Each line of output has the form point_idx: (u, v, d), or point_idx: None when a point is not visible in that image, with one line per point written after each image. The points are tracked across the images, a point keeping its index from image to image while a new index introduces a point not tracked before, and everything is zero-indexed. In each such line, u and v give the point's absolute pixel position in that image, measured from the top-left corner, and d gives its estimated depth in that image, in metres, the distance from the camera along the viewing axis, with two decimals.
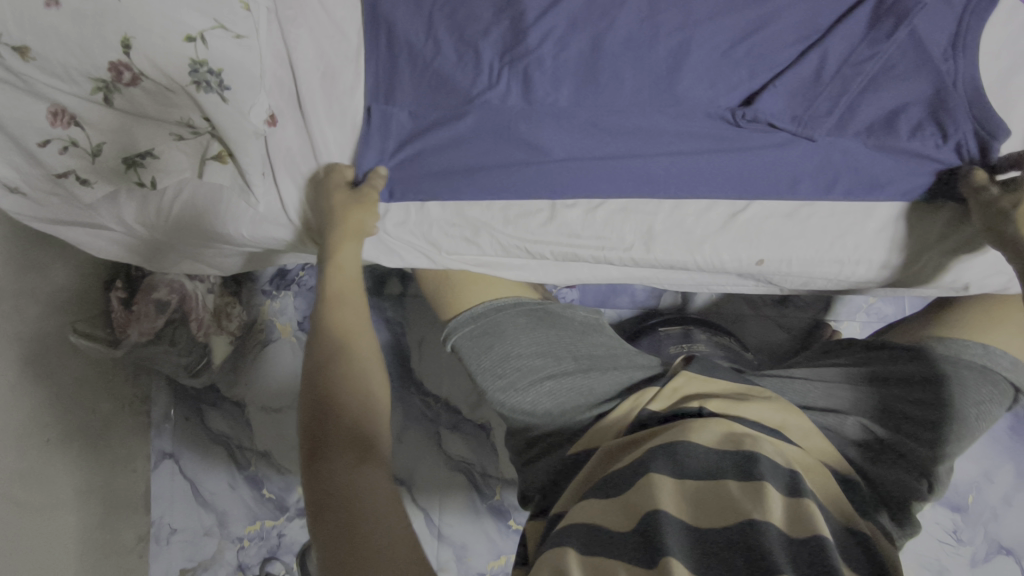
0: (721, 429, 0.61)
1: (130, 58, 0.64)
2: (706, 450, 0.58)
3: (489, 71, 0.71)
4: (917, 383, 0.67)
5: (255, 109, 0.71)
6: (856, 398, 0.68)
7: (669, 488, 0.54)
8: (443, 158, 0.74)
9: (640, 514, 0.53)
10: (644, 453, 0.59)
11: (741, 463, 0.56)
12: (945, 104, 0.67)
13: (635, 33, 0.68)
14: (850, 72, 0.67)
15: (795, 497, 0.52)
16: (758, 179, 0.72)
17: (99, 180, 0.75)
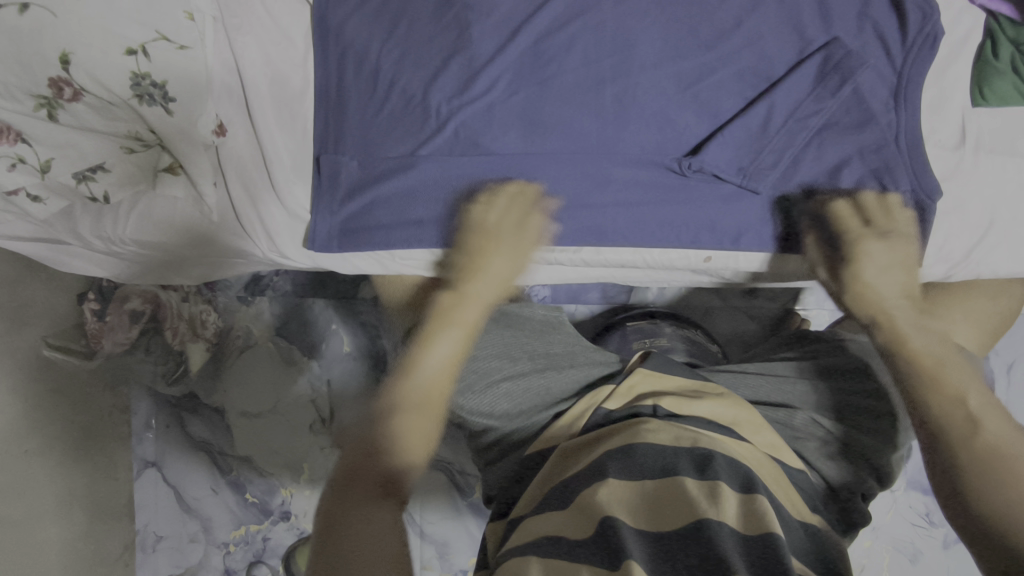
0: (675, 429, 0.61)
1: (69, 75, 0.65)
2: (664, 450, 0.58)
3: (436, 121, 0.70)
4: (861, 377, 0.71)
5: (203, 118, 0.72)
6: (806, 392, 0.71)
7: (627, 493, 0.53)
8: (392, 209, 0.72)
9: (600, 516, 0.51)
10: (600, 455, 0.59)
11: (696, 463, 0.56)
12: (887, 159, 0.66)
13: (581, 79, 0.68)
14: (795, 127, 0.67)
15: (749, 496, 0.52)
16: (707, 231, 0.69)
17: (51, 196, 0.75)
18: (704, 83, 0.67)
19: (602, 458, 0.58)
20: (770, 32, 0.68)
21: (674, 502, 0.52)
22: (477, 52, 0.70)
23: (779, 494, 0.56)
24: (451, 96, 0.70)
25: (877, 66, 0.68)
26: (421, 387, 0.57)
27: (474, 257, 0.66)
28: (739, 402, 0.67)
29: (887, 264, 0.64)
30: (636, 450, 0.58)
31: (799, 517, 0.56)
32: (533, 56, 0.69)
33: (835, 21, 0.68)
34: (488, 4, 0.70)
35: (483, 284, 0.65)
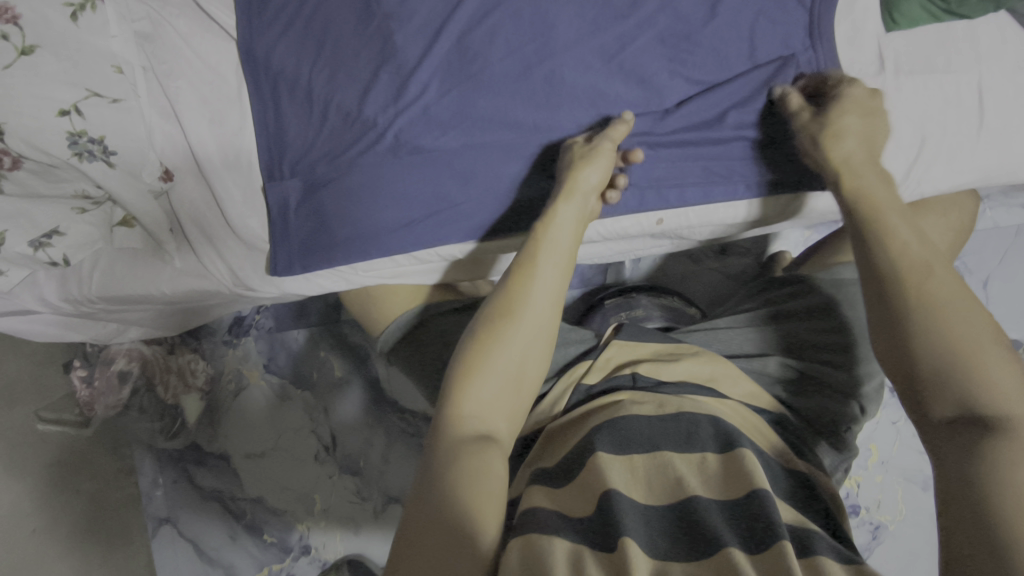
0: (656, 395, 0.61)
1: (6, 144, 0.65)
2: (648, 420, 0.56)
3: (376, 131, 0.71)
4: (819, 312, 0.73)
5: (146, 168, 0.73)
6: (772, 336, 0.73)
7: (619, 468, 0.51)
8: (350, 223, 0.72)
9: (595, 496, 0.49)
10: (589, 430, 0.57)
11: (680, 425, 0.55)
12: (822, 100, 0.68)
13: (509, 68, 0.69)
14: (722, 78, 0.69)
15: (731, 452, 0.52)
16: (667, 193, 0.70)
17: (13, 267, 0.75)
18: (627, 53, 0.69)
19: (589, 434, 0.56)
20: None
21: (665, 478, 0.51)
22: (404, 59, 0.71)
23: (766, 446, 0.57)
24: (385, 105, 0.71)
25: (786, 10, 0.68)
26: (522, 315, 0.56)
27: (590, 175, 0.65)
28: (707, 357, 0.68)
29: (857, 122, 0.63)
30: (620, 422, 0.56)
31: (788, 467, 0.56)
32: (459, 55, 0.70)
33: None
34: (407, 13, 0.71)
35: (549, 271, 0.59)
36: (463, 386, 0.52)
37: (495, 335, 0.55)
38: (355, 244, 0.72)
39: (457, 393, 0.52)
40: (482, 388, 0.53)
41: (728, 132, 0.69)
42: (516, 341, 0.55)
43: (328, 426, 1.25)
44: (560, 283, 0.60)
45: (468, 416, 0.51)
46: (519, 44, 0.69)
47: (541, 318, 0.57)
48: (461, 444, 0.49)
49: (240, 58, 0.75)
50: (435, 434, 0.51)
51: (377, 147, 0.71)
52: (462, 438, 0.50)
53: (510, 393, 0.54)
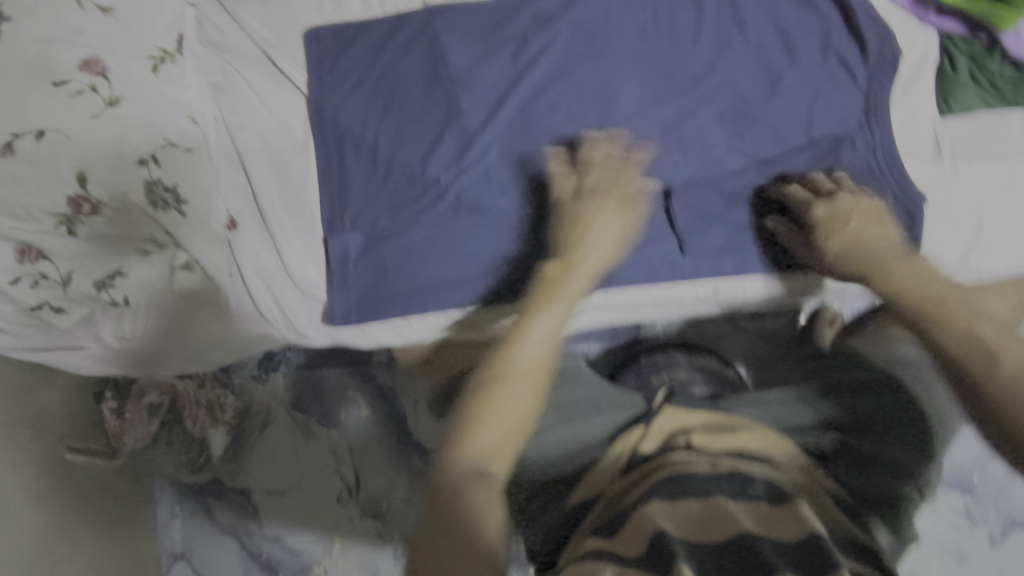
0: (706, 453, 0.61)
1: (87, 191, 0.67)
2: (704, 476, 0.56)
3: (437, 189, 0.74)
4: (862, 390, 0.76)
5: (215, 216, 0.74)
6: (821, 412, 0.74)
7: (667, 510, 0.52)
8: (407, 278, 0.74)
9: (648, 535, 0.49)
10: (648, 486, 0.57)
11: (731, 480, 0.56)
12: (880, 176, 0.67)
13: (569, 135, 0.72)
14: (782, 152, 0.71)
15: (787, 505, 0.53)
16: (726, 266, 0.68)
17: (73, 306, 0.76)
18: (687, 125, 0.70)
19: (646, 492, 0.56)
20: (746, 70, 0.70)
21: (710, 514, 0.51)
22: (467, 122, 0.74)
23: (827, 516, 0.56)
24: (448, 165, 0.74)
25: (843, 94, 0.70)
26: (530, 356, 0.55)
27: (575, 229, 0.64)
28: (766, 432, 0.68)
29: (601, 247, 0.64)
30: (676, 477, 0.57)
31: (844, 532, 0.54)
32: (521, 120, 0.73)
33: (802, 50, 0.71)
34: (474, 80, 0.74)
35: (557, 308, 0.58)
36: (472, 422, 0.51)
37: (500, 380, 0.53)
38: (411, 298, 0.75)
39: (461, 436, 0.51)
40: (475, 439, 0.50)
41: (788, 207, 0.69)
42: (515, 385, 0.53)
43: (351, 467, 1.25)
44: (547, 342, 0.57)
45: (467, 459, 0.50)
46: (579, 112, 0.72)
47: (538, 372, 0.55)
48: (467, 503, 0.47)
49: (309, 113, 0.78)
50: (436, 481, 0.49)
51: (437, 204, 0.74)
52: (463, 481, 0.48)
53: (510, 433, 0.52)
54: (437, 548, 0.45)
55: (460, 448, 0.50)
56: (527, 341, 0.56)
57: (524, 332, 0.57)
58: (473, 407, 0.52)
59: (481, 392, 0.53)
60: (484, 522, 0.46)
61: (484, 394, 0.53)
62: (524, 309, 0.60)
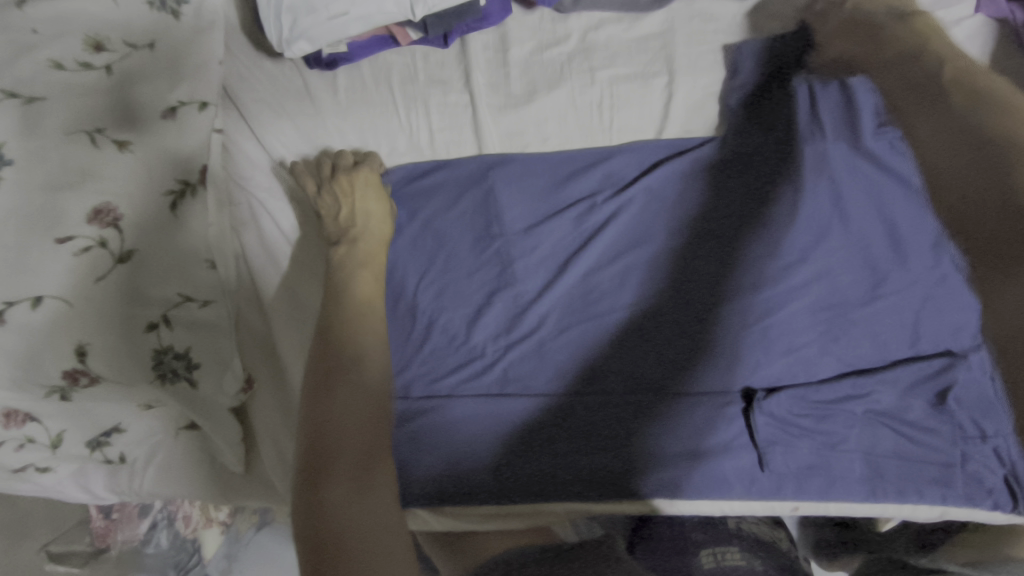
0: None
1: (87, 364, 0.58)
2: None
3: (482, 363, 0.66)
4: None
5: (229, 380, 0.65)
6: None
7: None
8: (441, 466, 0.64)
9: None
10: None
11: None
12: (991, 405, 0.58)
13: (636, 315, 0.65)
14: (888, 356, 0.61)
15: None
16: (809, 486, 0.59)
17: (62, 463, 0.68)
18: (771, 319, 0.62)
19: None
20: (835, 259, 0.64)
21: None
22: (521, 290, 0.67)
23: None
24: (496, 335, 0.66)
25: (955, 300, 0.61)
26: (361, 379, 0.57)
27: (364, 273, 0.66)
28: None
29: (379, 219, 0.69)
30: None
31: None
32: (582, 293, 0.66)
33: (909, 251, 0.63)
34: (528, 243, 0.68)
35: (372, 344, 0.61)
36: (330, 425, 0.53)
37: (323, 398, 0.55)
38: (440, 491, 0.63)
39: (332, 459, 0.51)
40: (346, 396, 0.55)
41: (892, 426, 0.59)
42: (354, 408, 0.54)
43: None
44: (358, 292, 0.64)
45: (333, 480, 0.49)
46: (647, 289, 0.66)
47: (369, 345, 0.60)
48: (346, 463, 0.51)
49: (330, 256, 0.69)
50: (309, 491, 0.49)
51: (481, 381, 0.65)
52: (341, 492, 0.48)
53: (377, 425, 0.54)
54: (353, 507, 0.48)
55: (336, 479, 0.49)
56: (346, 338, 0.60)
57: (339, 343, 0.59)
58: (358, 444, 0.52)
59: (355, 414, 0.54)
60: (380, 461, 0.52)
61: (355, 402, 0.55)
62: (333, 286, 0.64)
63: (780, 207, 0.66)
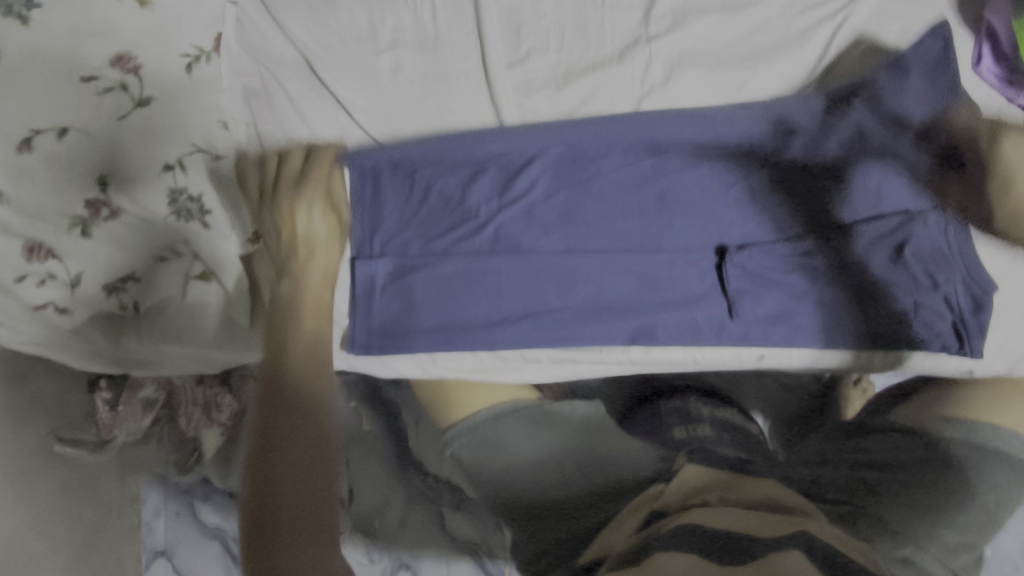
0: (731, 510, 0.59)
1: (108, 196, 0.64)
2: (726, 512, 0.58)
3: (477, 222, 0.70)
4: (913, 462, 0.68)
5: (236, 229, 0.70)
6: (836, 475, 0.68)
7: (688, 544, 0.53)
8: (438, 313, 0.69)
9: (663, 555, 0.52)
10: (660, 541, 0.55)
11: (747, 540, 0.53)
12: (946, 256, 0.63)
13: (621, 179, 0.70)
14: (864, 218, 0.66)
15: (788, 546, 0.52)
16: (775, 333, 0.64)
17: (79, 308, 0.72)
18: (740, 178, 0.69)
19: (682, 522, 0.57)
20: (820, 141, 0.68)
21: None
22: (513, 156, 0.71)
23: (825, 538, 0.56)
24: (489, 197, 0.70)
25: (920, 161, 0.66)
26: (294, 381, 0.54)
27: (301, 242, 0.65)
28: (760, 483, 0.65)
29: (322, 248, 0.65)
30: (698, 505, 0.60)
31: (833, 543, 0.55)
32: (568, 163, 0.70)
33: (878, 122, 0.67)
34: (521, 114, 0.72)
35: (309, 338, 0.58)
36: (267, 443, 0.49)
37: (261, 417, 0.51)
38: (437, 334, 0.69)
39: (278, 467, 0.48)
40: (291, 419, 0.51)
41: (848, 275, 0.65)
42: (292, 419, 0.51)
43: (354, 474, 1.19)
44: (301, 332, 0.59)
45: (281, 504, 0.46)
46: (630, 157, 0.70)
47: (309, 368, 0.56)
48: (290, 477, 0.48)
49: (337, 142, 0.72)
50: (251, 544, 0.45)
51: (476, 238, 0.70)
52: (288, 519, 0.45)
53: (319, 430, 0.51)
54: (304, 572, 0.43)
55: (278, 509, 0.46)
56: (284, 370, 0.55)
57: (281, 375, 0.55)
58: (302, 453, 0.49)
59: (289, 414, 0.51)
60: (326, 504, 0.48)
61: (292, 407, 0.52)
62: (284, 250, 0.65)
63: (753, 85, 0.72)
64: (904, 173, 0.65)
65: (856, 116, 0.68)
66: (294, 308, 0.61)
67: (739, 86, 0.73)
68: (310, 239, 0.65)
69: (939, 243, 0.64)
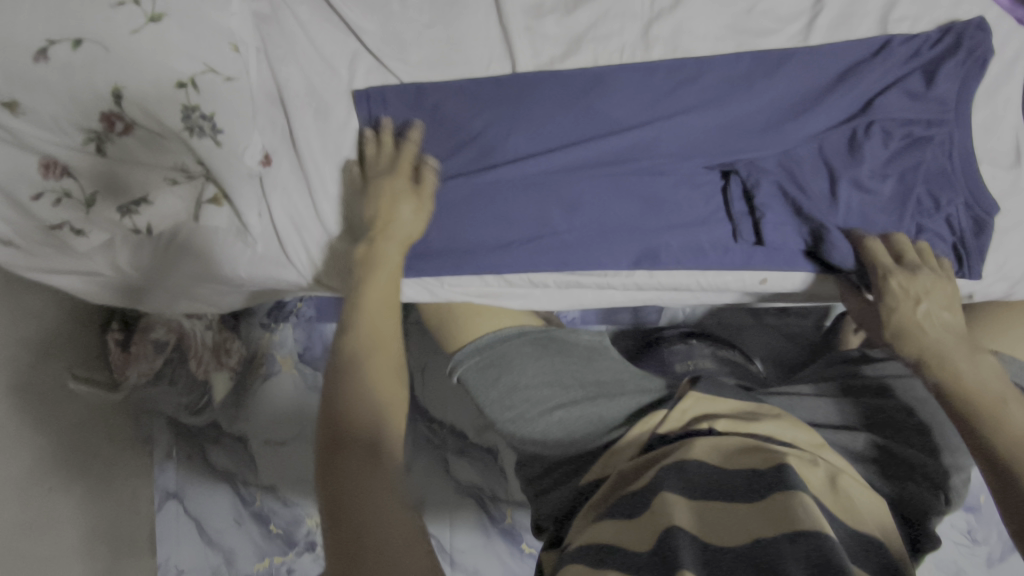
0: (734, 440, 0.58)
1: (120, 109, 0.64)
2: (716, 469, 0.54)
3: (482, 145, 0.70)
4: (883, 393, 0.70)
5: (249, 150, 0.71)
6: (836, 406, 0.69)
7: (682, 504, 0.49)
8: (444, 237, 0.71)
9: (657, 531, 0.47)
10: (653, 475, 0.55)
11: (744, 477, 0.52)
12: (949, 178, 0.64)
13: (628, 100, 0.68)
14: (878, 139, 0.64)
15: (790, 494, 0.47)
16: (778, 254, 0.67)
17: (94, 229, 0.73)
18: (755, 93, 0.66)
19: (660, 474, 0.54)
20: (837, 52, 0.65)
21: (728, 521, 0.47)
22: (520, 79, 0.71)
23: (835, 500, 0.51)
24: (494, 120, 0.70)
25: (945, 78, 0.63)
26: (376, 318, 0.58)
27: (381, 205, 0.66)
28: (769, 414, 0.65)
29: (411, 221, 0.66)
30: (690, 462, 0.55)
31: (868, 529, 0.49)
32: (582, 83, 0.69)
33: (895, 38, 0.64)
34: (528, 36, 0.71)
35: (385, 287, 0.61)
36: (351, 352, 0.54)
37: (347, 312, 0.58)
38: (446, 256, 0.72)
39: (365, 372, 0.52)
40: (365, 391, 0.51)
41: (855, 197, 0.64)
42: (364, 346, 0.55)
43: None
44: (390, 315, 0.59)
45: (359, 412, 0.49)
46: (638, 77, 0.68)
47: (390, 347, 0.56)
48: (364, 389, 0.51)
49: (357, 97, 0.74)
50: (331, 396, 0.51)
51: (484, 160, 0.70)
52: (361, 419, 0.49)
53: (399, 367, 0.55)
54: (364, 497, 0.42)
55: (359, 393, 0.51)
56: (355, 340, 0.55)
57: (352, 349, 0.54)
58: (377, 377, 0.52)
59: (372, 336, 0.56)
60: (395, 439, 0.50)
61: (383, 337, 0.56)
62: (371, 189, 0.67)
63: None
64: (913, 96, 0.64)
65: (880, 35, 0.65)
66: (375, 261, 0.62)
67: (748, 8, 0.67)
68: (392, 198, 0.66)
69: (943, 164, 0.64)
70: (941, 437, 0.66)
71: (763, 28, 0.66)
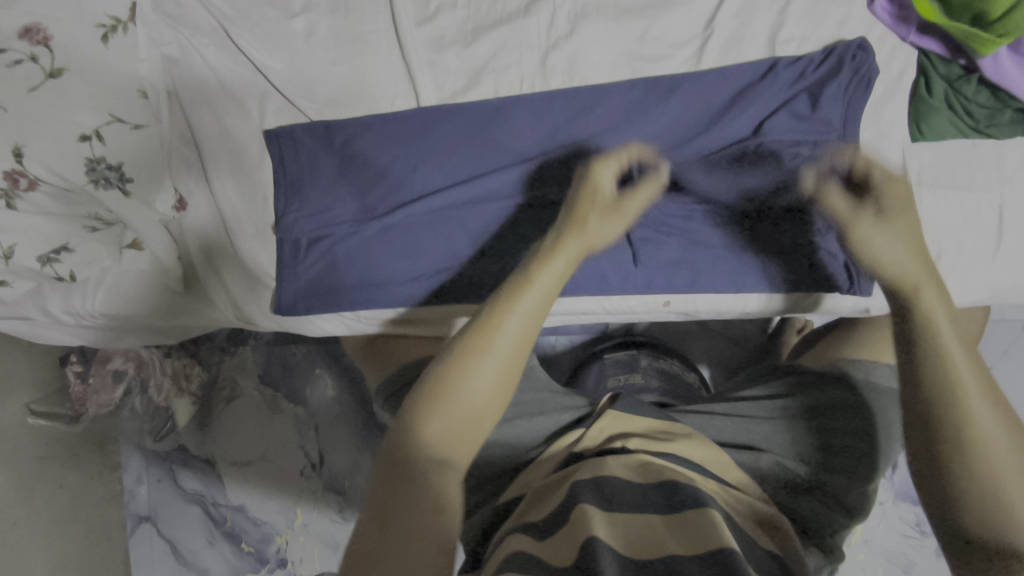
0: (642, 456, 0.59)
1: (23, 166, 0.66)
2: (630, 484, 0.54)
3: (391, 178, 0.71)
4: (818, 414, 0.70)
5: (160, 197, 0.75)
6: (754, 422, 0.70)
7: (600, 517, 0.48)
8: (356, 270, 0.73)
9: (578, 542, 0.46)
10: (570, 488, 0.54)
11: (662, 495, 0.53)
12: None
13: (529, 129, 0.70)
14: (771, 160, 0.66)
15: (706, 518, 0.48)
16: (676, 278, 0.70)
17: (18, 278, 0.75)
18: (650, 119, 0.67)
19: (574, 487, 0.53)
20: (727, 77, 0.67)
21: (647, 536, 0.48)
22: (426, 111, 0.72)
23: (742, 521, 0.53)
24: (401, 154, 0.71)
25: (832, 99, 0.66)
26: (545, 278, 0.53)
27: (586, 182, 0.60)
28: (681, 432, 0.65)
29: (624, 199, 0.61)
30: (605, 479, 0.54)
31: (763, 545, 0.52)
32: (483, 114, 0.71)
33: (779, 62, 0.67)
34: (431, 70, 0.72)
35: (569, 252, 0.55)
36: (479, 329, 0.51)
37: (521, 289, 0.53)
38: (358, 290, 0.73)
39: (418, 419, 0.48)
40: (437, 417, 0.48)
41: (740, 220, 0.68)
42: (492, 358, 0.50)
43: (315, 442, 1.14)
44: (526, 321, 0.52)
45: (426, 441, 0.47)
46: (538, 107, 0.70)
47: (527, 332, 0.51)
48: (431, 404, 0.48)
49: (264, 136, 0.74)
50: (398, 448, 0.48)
51: (393, 194, 0.72)
52: (413, 468, 0.46)
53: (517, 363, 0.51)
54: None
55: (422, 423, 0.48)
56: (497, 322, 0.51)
57: (439, 377, 0.49)
58: (469, 356, 0.50)
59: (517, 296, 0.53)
60: (441, 483, 0.46)
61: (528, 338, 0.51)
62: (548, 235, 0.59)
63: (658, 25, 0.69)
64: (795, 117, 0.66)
65: (768, 55, 0.68)
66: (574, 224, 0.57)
67: (640, 35, 0.69)
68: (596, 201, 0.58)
69: None
70: (863, 461, 0.67)
71: (656, 53, 0.69)
